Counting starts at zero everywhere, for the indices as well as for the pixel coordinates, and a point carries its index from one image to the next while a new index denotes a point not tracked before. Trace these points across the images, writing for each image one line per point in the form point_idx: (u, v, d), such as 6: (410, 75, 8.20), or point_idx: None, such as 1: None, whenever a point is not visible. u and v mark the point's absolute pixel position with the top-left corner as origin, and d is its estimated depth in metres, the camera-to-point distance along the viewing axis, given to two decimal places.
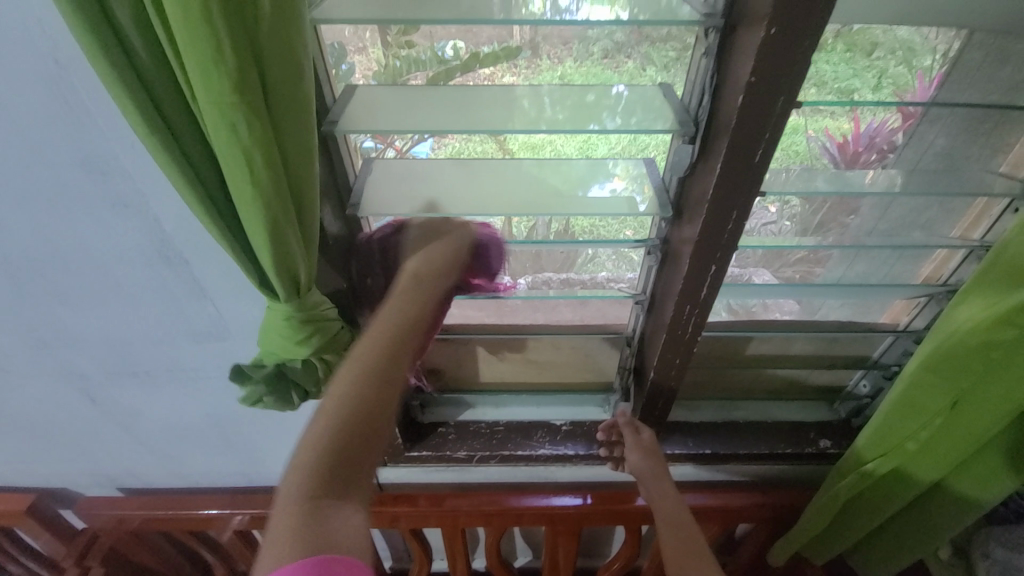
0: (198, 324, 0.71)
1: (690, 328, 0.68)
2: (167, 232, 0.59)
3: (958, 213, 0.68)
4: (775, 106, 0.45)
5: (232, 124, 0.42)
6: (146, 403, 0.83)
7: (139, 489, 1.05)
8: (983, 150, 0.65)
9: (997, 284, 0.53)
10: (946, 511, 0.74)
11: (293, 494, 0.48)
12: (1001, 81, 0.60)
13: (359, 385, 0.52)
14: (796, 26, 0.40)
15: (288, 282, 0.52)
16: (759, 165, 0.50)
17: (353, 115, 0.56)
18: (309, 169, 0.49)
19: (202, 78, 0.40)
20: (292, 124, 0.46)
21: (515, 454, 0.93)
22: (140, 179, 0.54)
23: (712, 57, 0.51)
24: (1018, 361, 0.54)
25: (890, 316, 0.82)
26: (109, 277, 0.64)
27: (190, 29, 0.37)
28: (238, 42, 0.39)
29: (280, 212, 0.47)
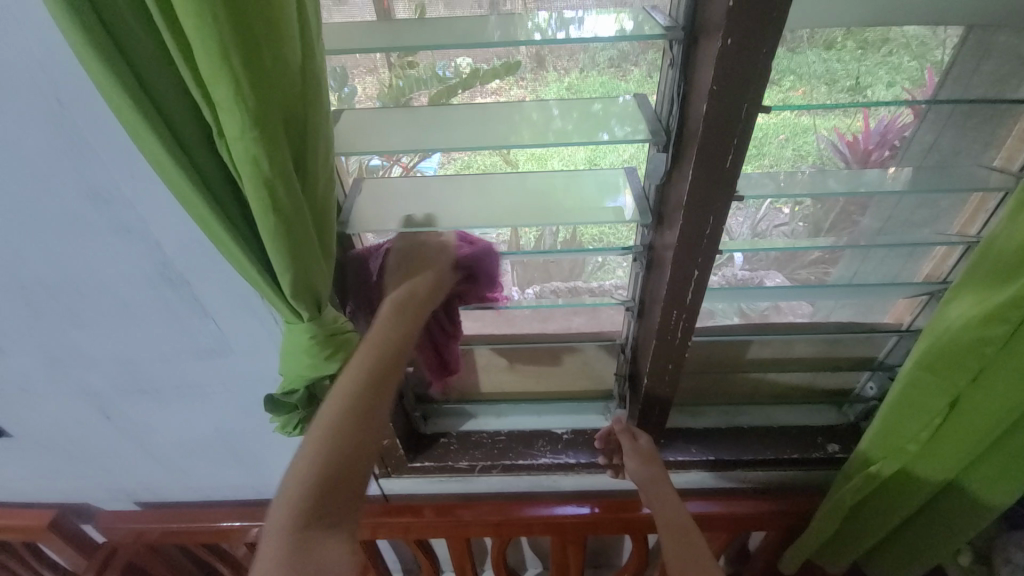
0: (202, 341, 0.69)
1: (679, 332, 0.68)
2: (168, 255, 0.59)
3: (954, 210, 0.66)
4: (740, 112, 0.45)
5: (254, 157, 0.41)
6: (160, 418, 0.83)
7: (155, 502, 1.05)
8: (974, 144, 0.60)
9: (982, 279, 0.55)
10: (957, 516, 0.72)
11: (283, 521, 0.54)
12: (984, 76, 0.55)
13: (343, 419, 0.56)
14: (762, 33, 0.40)
15: (310, 304, 0.52)
16: (730, 171, 0.49)
17: (342, 138, 0.55)
18: (324, 186, 0.49)
19: (223, 112, 0.39)
20: (311, 149, 0.46)
21: (515, 464, 0.92)
22: (142, 206, 0.54)
23: (677, 67, 0.49)
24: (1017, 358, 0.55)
25: (894, 316, 0.82)
26: (116, 299, 0.64)
27: (212, 64, 0.37)
28: (257, 72, 0.38)
29: (301, 238, 0.47)
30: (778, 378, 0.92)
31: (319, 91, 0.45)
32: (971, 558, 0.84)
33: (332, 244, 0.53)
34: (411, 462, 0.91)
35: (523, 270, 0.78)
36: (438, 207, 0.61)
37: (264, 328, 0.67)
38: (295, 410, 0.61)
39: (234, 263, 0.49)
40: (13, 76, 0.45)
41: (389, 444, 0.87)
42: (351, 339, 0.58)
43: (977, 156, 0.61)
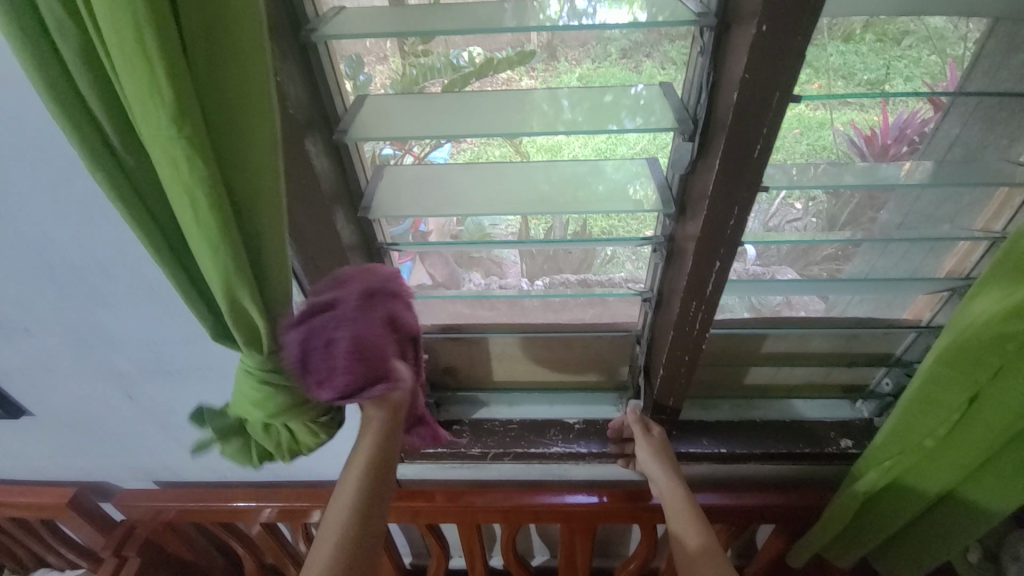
0: None
1: (698, 324, 0.68)
2: None
3: (977, 206, 0.64)
4: (771, 102, 0.44)
5: (173, 158, 0.38)
6: (178, 400, 0.85)
7: (172, 482, 1.08)
8: (998, 138, 0.58)
9: (1011, 274, 0.53)
10: (971, 514, 0.72)
11: None
12: (1012, 70, 0.54)
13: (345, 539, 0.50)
14: (792, 20, 0.39)
15: (250, 337, 0.49)
16: (759, 161, 0.48)
17: (365, 124, 0.55)
18: (268, 208, 0.44)
19: (139, 108, 0.37)
20: (251, 176, 0.42)
21: (528, 452, 0.92)
22: None
23: (707, 55, 0.48)
24: None
25: (913, 312, 0.80)
26: (141, 281, 0.65)
27: (125, 58, 0.35)
28: (177, 69, 0.36)
29: (229, 254, 0.43)
30: (791, 372, 0.91)
31: (265, 116, 0.41)
32: (980, 554, 0.84)
33: (281, 278, 0.48)
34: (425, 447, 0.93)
35: (533, 261, 0.78)
36: (452, 195, 0.61)
37: None
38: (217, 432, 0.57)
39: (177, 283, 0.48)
40: None
41: None
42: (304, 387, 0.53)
43: (1003, 151, 0.59)
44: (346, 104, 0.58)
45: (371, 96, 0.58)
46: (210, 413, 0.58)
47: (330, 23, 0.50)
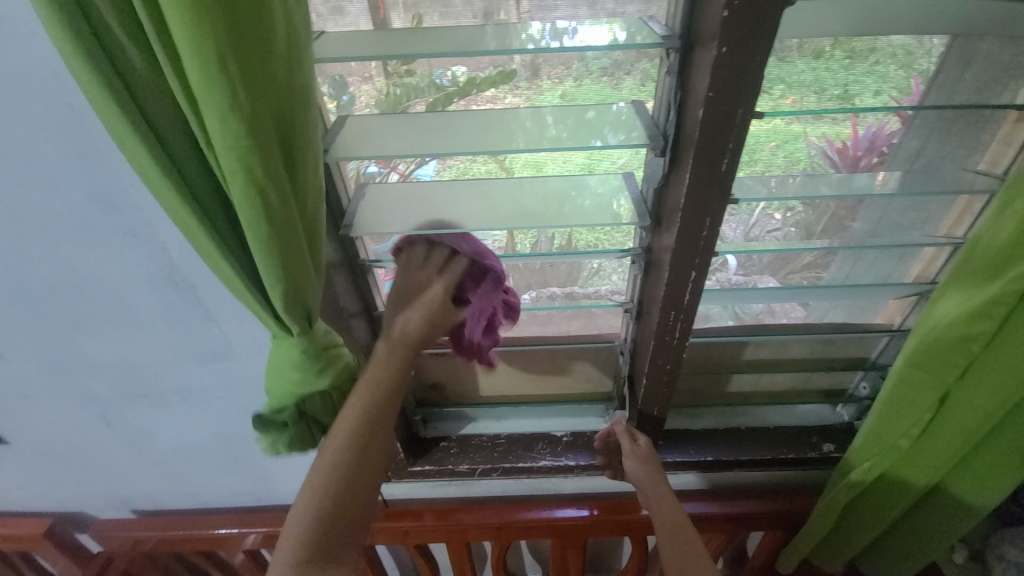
0: (204, 345, 0.69)
1: (677, 333, 0.69)
2: (173, 259, 0.59)
3: (942, 211, 0.67)
4: (735, 118, 0.46)
5: (247, 165, 0.41)
6: (158, 425, 0.83)
7: (151, 511, 1.04)
8: (959, 149, 0.61)
9: (972, 277, 0.55)
10: (951, 514, 0.73)
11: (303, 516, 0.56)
12: (968, 84, 0.56)
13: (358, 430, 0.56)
14: (753, 41, 0.41)
15: (299, 317, 0.51)
16: (727, 173, 0.50)
17: (347, 143, 0.55)
18: (314, 197, 0.48)
19: (214, 120, 0.39)
20: (300, 156, 0.45)
21: (516, 466, 0.92)
22: (148, 211, 0.54)
23: (674, 75, 0.50)
24: (997, 356, 0.56)
25: (885, 316, 0.82)
26: (120, 303, 0.64)
27: (204, 76, 0.37)
28: (249, 80, 0.38)
29: (293, 249, 0.46)
30: (773, 378, 0.93)
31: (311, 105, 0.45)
32: (966, 555, 0.85)
33: (320, 260, 0.52)
34: (412, 466, 0.92)
35: (519, 275, 0.79)
36: (435, 212, 0.62)
37: (263, 331, 0.67)
38: (284, 429, 0.57)
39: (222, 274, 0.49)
40: (21, 81, 0.46)
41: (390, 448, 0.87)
42: (341, 353, 0.56)
43: (962, 160, 0.62)
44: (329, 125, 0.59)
45: (354, 115, 0.58)
46: (270, 415, 0.57)
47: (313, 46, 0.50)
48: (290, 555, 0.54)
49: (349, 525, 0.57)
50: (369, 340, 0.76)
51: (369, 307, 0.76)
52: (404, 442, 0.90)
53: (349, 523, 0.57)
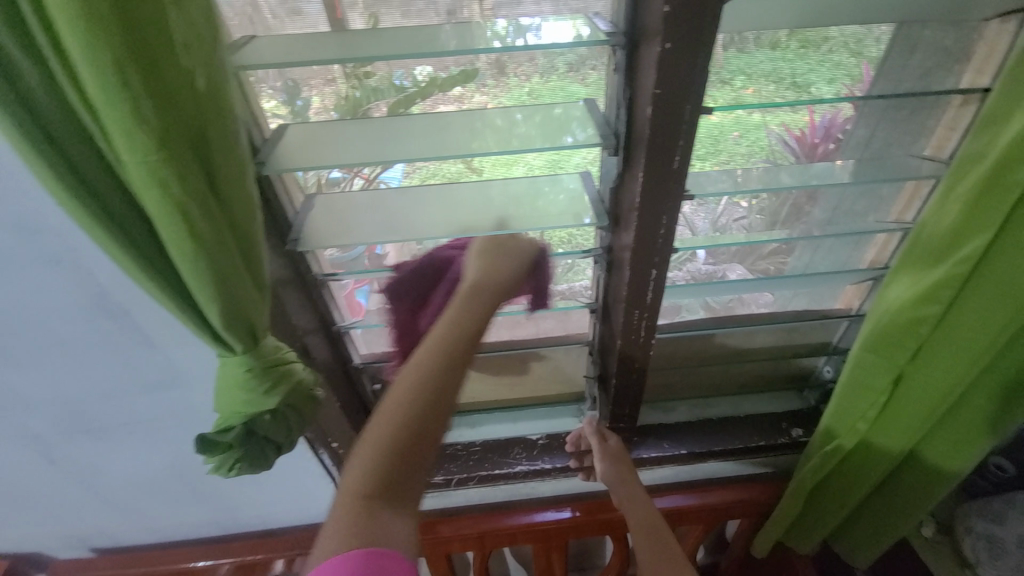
0: (146, 374, 0.65)
1: (642, 332, 0.70)
2: (103, 286, 0.55)
3: (892, 198, 0.70)
4: (683, 114, 0.46)
5: (162, 181, 0.39)
6: (107, 460, 0.77)
7: (111, 549, 0.98)
8: (906, 136, 0.64)
9: (917, 263, 0.58)
10: (913, 489, 0.76)
11: (365, 464, 0.46)
12: (912, 71, 0.59)
13: (433, 372, 0.48)
14: (694, 38, 0.41)
15: (241, 334, 0.49)
16: (679, 169, 0.51)
17: (293, 151, 0.53)
18: (250, 213, 0.46)
19: (121, 138, 0.37)
20: (226, 168, 0.43)
21: (493, 474, 0.91)
22: (71, 236, 0.50)
23: (622, 72, 0.51)
24: (942, 340, 0.59)
25: (844, 302, 0.85)
26: (47, 335, 0.59)
27: (105, 91, 0.34)
28: (155, 95, 0.36)
29: (228, 266, 0.44)
30: (740, 368, 0.95)
31: (233, 119, 0.43)
32: (934, 529, 0.90)
33: (263, 276, 0.50)
34: None
35: None
36: (401, 218, 0.60)
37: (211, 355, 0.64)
38: (231, 450, 0.57)
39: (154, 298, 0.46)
40: None
41: None
42: (294, 369, 0.55)
43: (909, 147, 0.65)
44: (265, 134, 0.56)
45: (282, 126, 0.56)
46: (214, 437, 0.56)
47: (243, 52, 0.48)
48: (355, 495, 0.46)
49: (421, 471, 0.48)
50: (327, 354, 0.73)
51: (326, 322, 0.73)
52: None
53: (421, 469, 0.48)
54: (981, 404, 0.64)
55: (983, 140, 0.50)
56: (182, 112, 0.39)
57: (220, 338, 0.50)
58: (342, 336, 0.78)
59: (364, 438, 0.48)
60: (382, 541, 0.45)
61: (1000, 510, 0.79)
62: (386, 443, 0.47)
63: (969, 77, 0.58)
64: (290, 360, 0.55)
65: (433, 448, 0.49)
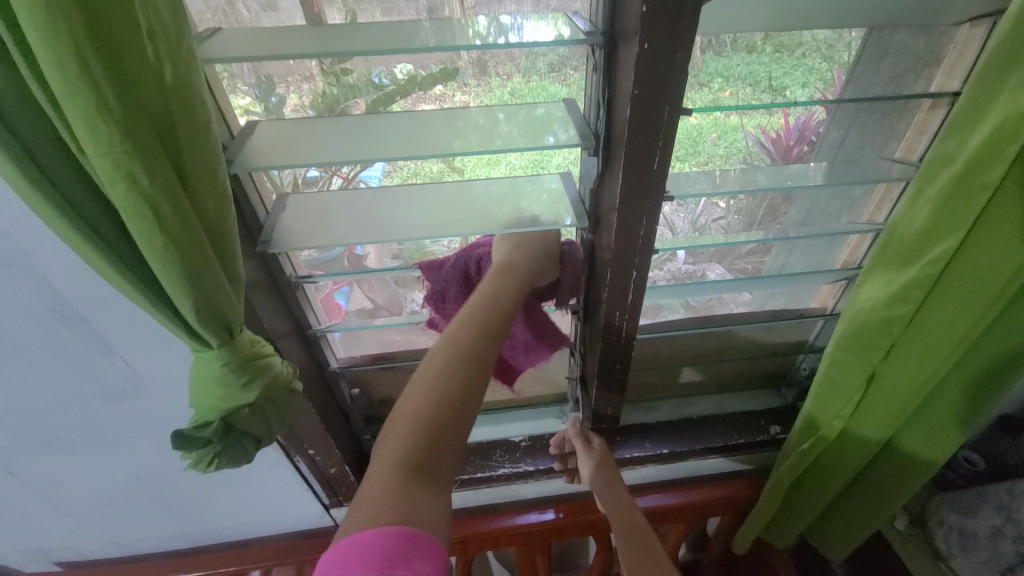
0: (110, 382, 0.63)
1: (623, 333, 0.70)
2: (60, 291, 0.53)
3: (864, 200, 0.71)
4: (663, 115, 0.47)
5: (128, 172, 0.37)
6: (70, 471, 0.74)
7: (76, 563, 0.94)
8: (877, 138, 0.66)
9: (891, 262, 0.59)
10: (885, 482, 0.78)
11: (409, 426, 0.54)
12: (883, 75, 0.60)
13: (468, 350, 0.59)
14: (671, 37, 0.42)
15: (218, 331, 0.48)
16: (659, 171, 0.51)
17: (260, 150, 0.51)
18: (223, 206, 0.45)
19: (84, 128, 0.35)
20: (196, 161, 0.42)
21: (475, 477, 0.90)
22: (27, 237, 0.48)
23: (601, 72, 0.51)
24: (911, 335, 0.61)
25: (819, 301, 0.86)
26: (3, 341, 0.57)
27: (65, 80, 0.33)
28: (118, 83, 0.35)
29: (203, 261, 0.43)
30: (720, 367, 0.96)
31: (202, 110, 0.42)
32: (906, 521, 0.92)
33: (237, 271, 0.48)
34: None
35: None
36: (379, 218, 0.59)
37: (181, 361, 0.62)
38: (210, 445, 0.54)
39: (123, 293, 0.45)
40: None
41: (337, 472, 0.82)
42: (272, 363, 0.54)
43: (879, 149, 0.67)
44: (232, 132, 0.54)
45: (257, 121, 0.55)
46: (193, 432, 0.53)
47: (206, 45, 0.46)
48: (398, 452, 0.53)
49: (453, 443, 0.55)
50: (304, 358, 0.72)
51: (302, 327, 0.72)
52: (354, 463, 0.85)
53: (452, 443, 0.55)
54: (954, 398, 0.66)
55: (954, 142, 0.51)
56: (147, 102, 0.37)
57: (195, 336, 0.48)
58: (319, 341, 0.76)
59: (410, 405, 0.56)
60: (416, 505, 0.49)
61: (971, 500, 0.81)
62: (427, 406, 0.55)
63: (938, 81, 0.60)
64: (267, 354, 0.54)
65: (466, 419, 0.56)
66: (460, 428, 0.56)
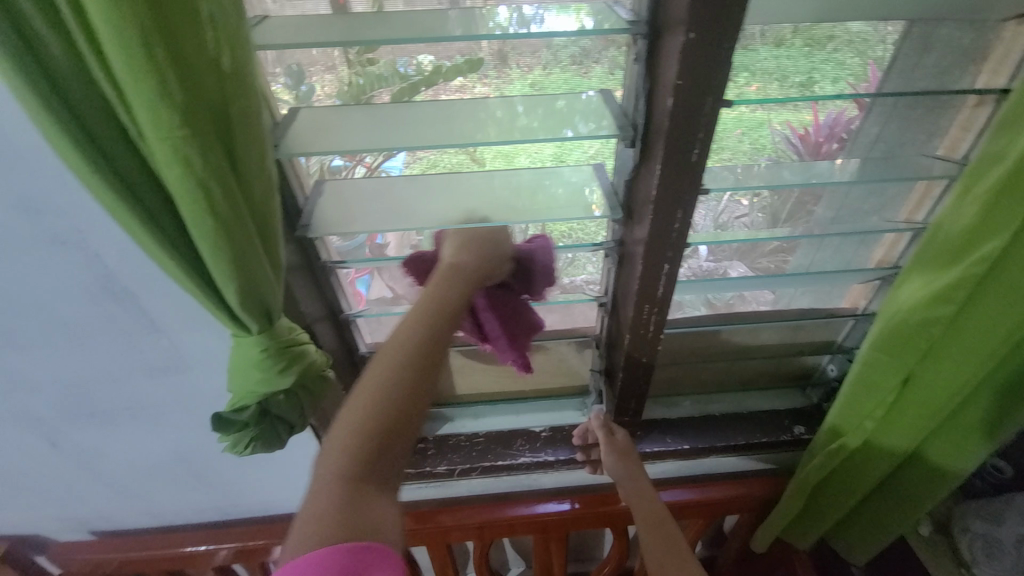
0: (153, 358, 0.66)
1: (652, 327, 0.69)
2: (110, 268, 0.55)
3: (902, 198, 0.68)
4: (705, 106, 0.46)
5: (185, 157, 0.39)
6: (110, 443, 0.78)
7: (112, 531, 1.00)
8: (919, 134, 0.63)
9: (933, 263, 0.56)
10: (915, 488, 0.76)
11: (348, 435, 0.52)
12: (928, 68, 0.57)
13: (409, 349, 0.54)
14: (717, 27, 0.40)
15: (257, 314, 0.49)
16: (698, 163, 0.50)
17: (300, 137, 0.53)
18: (268, 194, 0.47)
19: (146, 113, 0.36)
20: (247, 149, 0.43)
21: (496, 465, 0.90)
22: (79, 216, 0.51)
23: (643, 62, 0.50)
24: (956, 337, 0.58)
25: (849, 301, 0.83)
26: (54, 317, 0.60)
27: (131, 65, 0.34)
28: (180, 70, 0.36)
29: (247, 245, 0.44)
30: (745, 365, 0.95)
31: (254, 98, 0.43)
32: (931, 527, 0.90)
33: (278, 256, 0.50)
34: None
35: None
36: (405, 206, 0.60)
37: (220, 340, 0.64)
38: (247, 428, 0.57)
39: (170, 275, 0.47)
40: None
41: None
42: (307, 351, 0.56)
43: (922, 146, 0.64)
44: (277, 117, 0.56)
45: (303, 108, 0.56)
46: (231, 414, 0.57)
47: (261, 31, 0.48)
48: (338, 465, 0.51)
49: (395, 449, 0.53)
50: (333, 341, 0.74)
51: (332, 311, 0.74)
52: None
53: (397, 454, 0.53)
54: (995, 405, 0.63)
55: (1002, 142, 0.48)
56: (202, 89, 0.39)
57: (236, 319, 0.50)
58: (349, 325, 0.78)
59: (347, 412, 0.53)
60: (358, 523, 0.50)
61: (997, 508, 0.79)
62: (365, 414, 0.52)
63: (984, 79, 0.57)
64: (303, 342, 0.55)
65: (411, 421, 0.54)
66: (404, 432, 0.54)
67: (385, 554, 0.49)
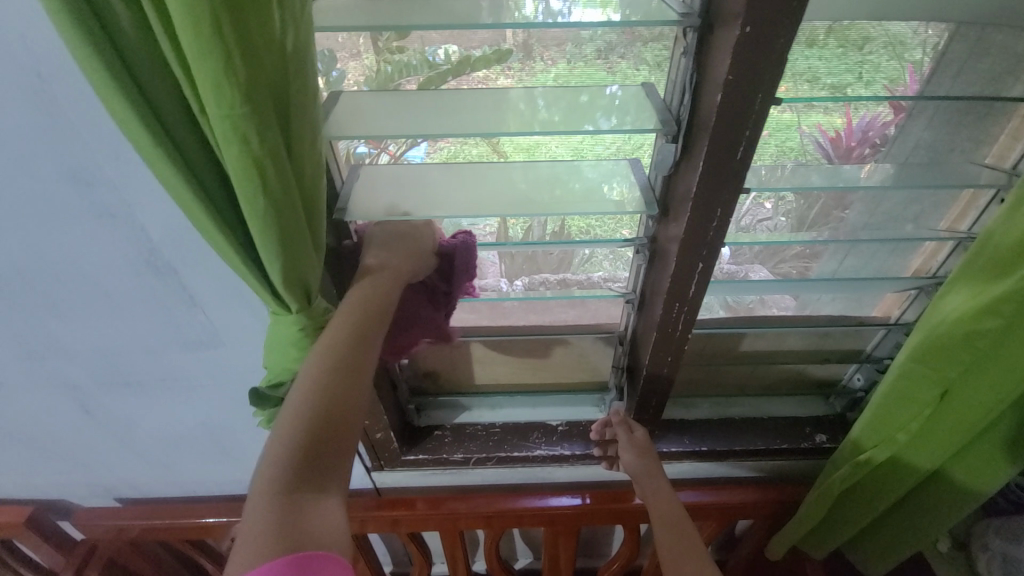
0: (188, 332, 0.69)
1: (680, 326, 0.68)
2: (155, 243, 0.58)
3: (945, 206, 0.65)
4: (754, 105, 0.44)
5: (243, 134, 0.39)
6: (140, 412, 0.82)
7: (136, 498, 1.04)
8: (967, 141, 0.60)
9: (980, 274, 0.54)
10: (945, 505, 0.72)
11: (283, 450, 0.50)
12: (984, 72, 0.54)
13: (340, 351, 0.52)
14: (776, 21, 0.39)
15: (298, 293, 0.50)
16: (742, 160, 0.49)
17: (341, 120, 0.53)
18: (315, 175, 0.47)
19: (210, 89, 0.37)
20: (300, 130, 0.44)
21: (512, 455, 0.92)
22: (126, 190, 0.53)
23: (691, 56, 0.49)
24: (1010, 350, 0.55)
25: (882, 310, 0.81)
26: (99, 287, 0.62)
27: (200, 42, 0.35)
28: (246, 48, 0.37)
29: (294, 225, 0.45)
30: (771, 370, 0.92)
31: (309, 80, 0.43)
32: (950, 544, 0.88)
33: (321, 237, 0.51)
34: (405, 455, 0.91)
35: (512, 261, 0.77)
36: (429, 194, 0.60)
37: (252, 318, 0.66)
38: (281, 404, 0.59)
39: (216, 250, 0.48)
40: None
41: (383, 437, 0.86)
42: None
43: (970, 153, 0.61)
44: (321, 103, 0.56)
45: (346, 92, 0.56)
46: (267, 391, 0.58)
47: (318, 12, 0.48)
48: (275, 482, 0.49)
49: (334, 457, 0.51)
50: None
51: None
52: (397, 431, 0.89)
53: (337, 460, 0.52)
54: None
55: None
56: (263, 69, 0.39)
57: (277, 296, 0.51)
58: None
59: (278, 428, 0.51)
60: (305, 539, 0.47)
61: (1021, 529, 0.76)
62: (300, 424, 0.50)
63: None
64: None
65: (350, 425, 0.53)
66: (343, 438, 0.52)
67: (334, 562, 0.48)
